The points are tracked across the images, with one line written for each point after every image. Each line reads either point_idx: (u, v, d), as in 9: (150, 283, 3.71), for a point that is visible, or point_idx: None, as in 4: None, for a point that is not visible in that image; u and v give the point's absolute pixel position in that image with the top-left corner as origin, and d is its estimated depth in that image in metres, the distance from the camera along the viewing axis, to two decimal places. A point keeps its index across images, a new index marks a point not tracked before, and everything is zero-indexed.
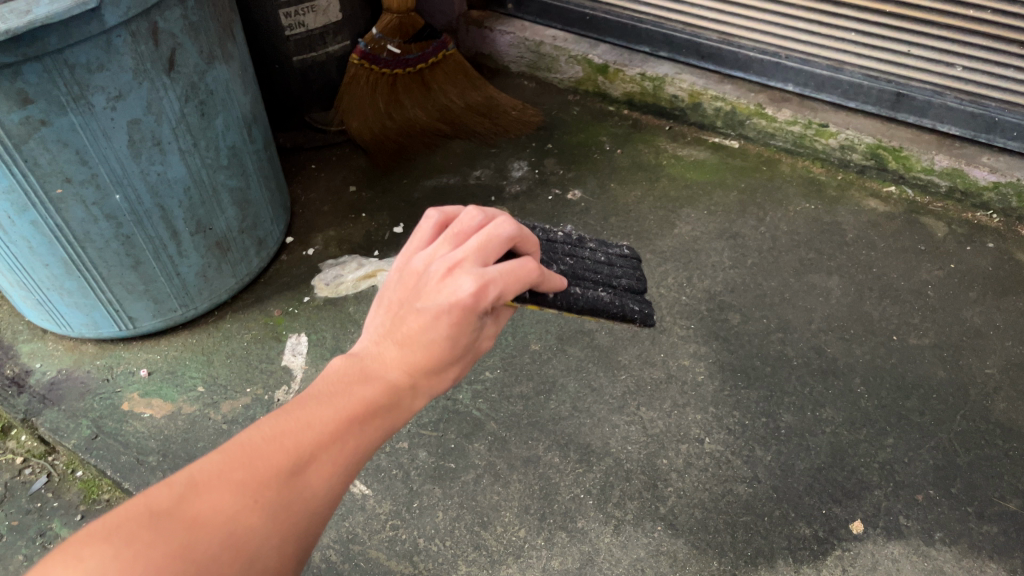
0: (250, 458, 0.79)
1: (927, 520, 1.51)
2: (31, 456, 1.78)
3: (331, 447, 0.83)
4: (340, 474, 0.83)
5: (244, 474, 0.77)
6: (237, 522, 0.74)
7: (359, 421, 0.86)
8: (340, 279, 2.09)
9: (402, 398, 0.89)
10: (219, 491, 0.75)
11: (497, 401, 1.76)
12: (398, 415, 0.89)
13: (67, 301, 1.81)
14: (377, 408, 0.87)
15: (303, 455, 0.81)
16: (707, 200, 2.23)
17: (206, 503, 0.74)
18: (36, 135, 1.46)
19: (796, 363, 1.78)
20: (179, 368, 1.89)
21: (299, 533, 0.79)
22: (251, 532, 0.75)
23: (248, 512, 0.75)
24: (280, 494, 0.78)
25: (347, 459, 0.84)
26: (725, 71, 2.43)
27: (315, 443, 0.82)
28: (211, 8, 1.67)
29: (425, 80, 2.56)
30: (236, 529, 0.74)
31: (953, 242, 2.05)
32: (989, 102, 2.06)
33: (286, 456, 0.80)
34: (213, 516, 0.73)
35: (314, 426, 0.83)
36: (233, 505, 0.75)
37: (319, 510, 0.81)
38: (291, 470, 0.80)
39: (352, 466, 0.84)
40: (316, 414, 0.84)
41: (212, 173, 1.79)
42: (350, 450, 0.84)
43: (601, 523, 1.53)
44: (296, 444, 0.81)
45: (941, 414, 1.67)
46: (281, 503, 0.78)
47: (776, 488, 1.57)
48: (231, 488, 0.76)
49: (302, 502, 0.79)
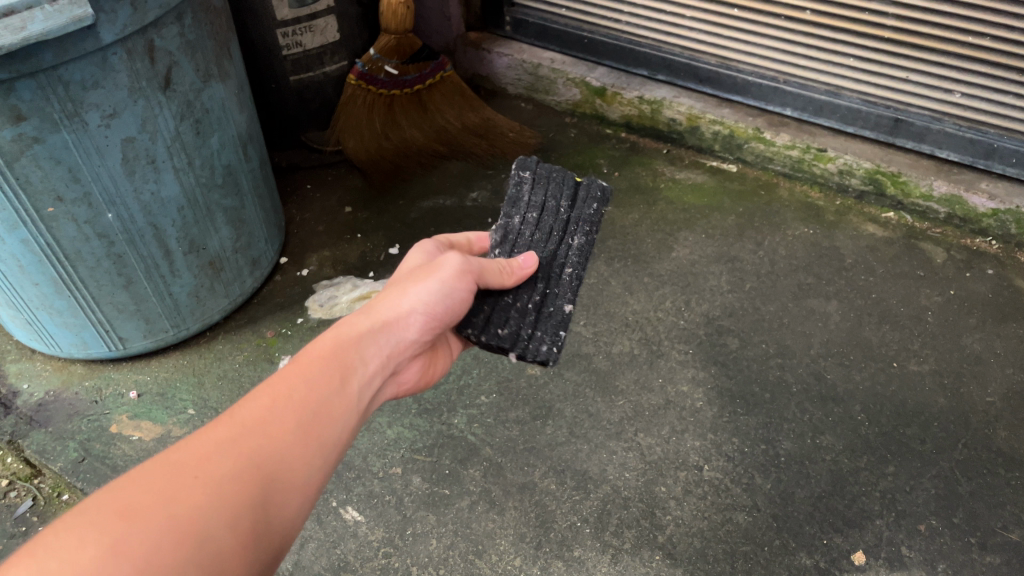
0: (189, 444, 0.78)
1: (929, 551, 1.49)
2: (16, 478, 1.71)
3: (277, 406, 0.85)
4: (294, 435, 0.85)
5: (184, 454, 0.77)
6: (181, 502, 0.73)
7: (304, 374, 0.91)
8: (335, 301, 2.06)
9: (350, 329, 1.02)
10: (155, 478, 0.73)
11: (492, 426, 1.73)
12: (351, 340, 1.00)
13: (56, 321, 1.78)
14: (324, 352, 0.96)
15: (248, 425, 0.82)
16: (704, 223, 2.22)
17: (141, 491, 0.72)
18: (27, 153, 1.44)
19: (795, 390, 1.76)
20: (168, 390, 1.86)
21: (255, 503, 0.78)
22: (199, 512, 0.73)
23: (190, 493, 0.74)
24: (227, 468, 0.77)
25: (295, 422, 0.86)
26: (723, 96, 2.43)
27: (259, 414, 0.84)
28: (208, 26, 1.66)
29: (422, 101, 2.51)
30: (180, 515, 0.72)
31: (951, 269, 2.04)
32: (988, 128, 2.05)
33: (229, 430, 0.81)
34: (149, 502, 0.71)
35: (256, 397, 0.86)
36: (172, 486, 0.73)
37: (278, 476, 0.81)
38: (234, 442, 0.80)
39: (305, 423, 0.86)
40: (262, 387, 0.88)
41: (207, 193, 1.77)
42: (300, 408, 0.87)
43: (599, 553, 1.50)
44: (249, 416, 0.83)
45: (942, 443, 1.65)
46: (228, 477, 0.77)
47: (776, 517, 1.54)
48: (169, 474, 0.74)
49: (251, 471, 0.79)
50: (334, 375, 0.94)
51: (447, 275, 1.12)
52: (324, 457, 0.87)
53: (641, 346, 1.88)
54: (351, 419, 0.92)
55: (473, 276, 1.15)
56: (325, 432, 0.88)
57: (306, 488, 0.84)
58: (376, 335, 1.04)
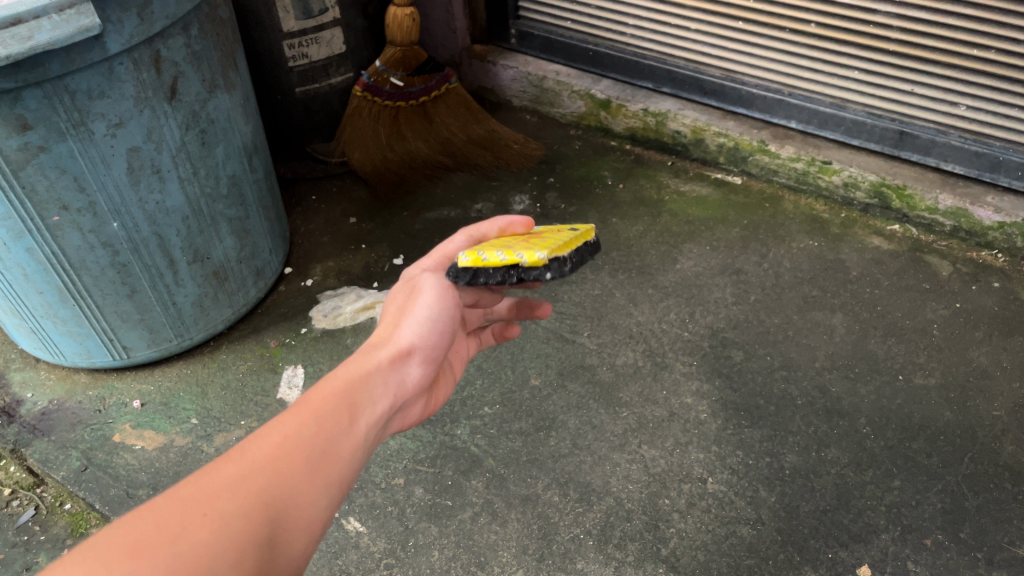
0: (199, 480, 0.76)
1: (935, 566, 1.47)
2: (18, 487, 1.71)
3: (288, 444, 0.83)
4: (303, 473, 0.82)
5: (194, 491, 0.74)
6: (190, 541, 0.70)
7: (311, 413, 0.88)
8: (338, 311, 2.05)
9: (357, 367, 0.99)
10: (163, 514, 0.71)
11: (495, 437, 1.72)
12: (356, 378, 0.97)
13: (60, 330, 1.78)
14: (333, 391, 0.93)
15: (259, 462, 0.80)
16: (709, 235, 2.21)
17: (150, 526, 0.70)
18: (34, 162, 1.45)
19: (799, 404, 1.75)
20: (172, 400, 1.86)
21: (261, 542, 0.76)
22: (207, 549, 0.71)
23: (198, 531, 0.71)
24: (235, 507, 0.75)
25: (304, 460, 0.83)
26: (728, 108, 2.43)
27: (268, 451, 0.81)
28: (215, 37, 1.67)
29: (427, 113, 2.53)
30: (188, 552, 0.69)
31: (957, 282, 2.03)
32: (993, 141, 2.05)
33: (239, 467, 0.79)
34: (160, 540, 0.69)
35: (267, 434, 0.83)
36: (181, 524, 0.71)
37: (284, 516, 0.79)
38: (244, 478, 0.78)
39: (313, 464, 0.83)
40: (273, 423, 0.85)
41: (211, 203, 1.78)
42: (307, 449, 0.84)
43: (601, 565, 1.49)
44: (259, 454, 0.81)
45: (948, 457, 1.64)
46: (237, 515, 0.75)
47: (780, 530, 1.53)
48: (178, 510, 0.72)
49: (258, 510, 0.77)
50: (341, 413, 0.91)
51: (433, 301, 1.09)
52: (331, 498, 0.84)
53: (645, 358, 1.88)
54: (359, 460, 0.89)
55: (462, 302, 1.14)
56: (332, 472, 0.85)
57: (311, 531, 0.81)
58: (382, 371, 1.00)
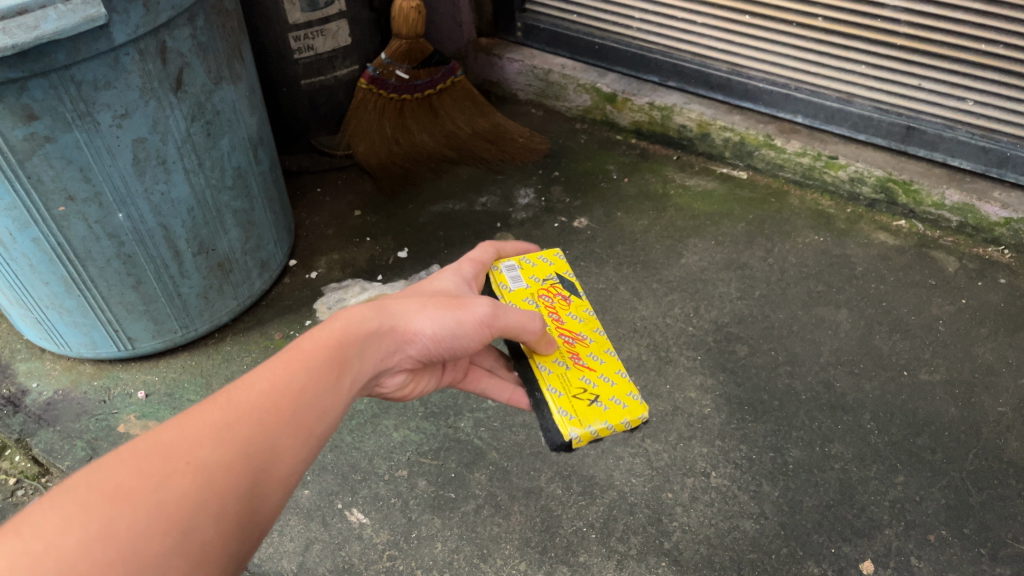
0: (181, 426, 0.77)
1: (939, 562, 1.47)
2: (23, 476, 1.72)
3: (274, 393, 0.84)
4: (286, 425, 0.83)
5: (175, 438, 0.75)
6: (171, 488, 0.70)
7: (304, 364, 0.89)
8: (342, 304, 2.05)
9: (361, 323, 1.00)
10: (142, 460, 0.71)
11: (499, 430, 1.72)
12: (356, 334, 0.98)
13: (65, 320, 1.78)
14: (329, 341, 0.94)
15: (244, 410, 0.81)
16: (714, 230, 2.21)
17: (129, 471, 0.70)
18: (39, 152, 1.45)
19: (804, 398, 1.75)
20: (176, 391, 1.86)
21: (243, 491, 0.75)
22: (188, 494, 0.71)
23: (179, 477, 0.72)
24: (216, 455, 0.75)
25: (287, 411, 0.84)
26: (734, 102, 2.43)
27: (253, 400, 0.82)
28: (221, 29, 1.67)
29: (432, 105, 2.52)
30: (166, 497, 0.69)
31: (963, 278, 2.02)
32: (1001, 136, 2.04)
33: (222, 415, 0.79)
34: (139, 486, 0.69)
35: (254, 380, 0.84)
36: (161, 470, 0.71)
37: (267, 466, 0.79)
38: (226, 426, 0.78)
39: (297, 416, 0.84)
40: (260, 369, 0.86)
41: (216, 194, 1.78)
42: (293, 400, 0.85)
43: (604, 558, 1.49)
44: (244, 402, 0.82)
45: (953, 453, 1.63)
46: (219, 463, 0.75)
47: (784, 525, 1.53)
48: (158, 457, 0.72)
49: (240, 459, 0.77)
50: (333, 367, 0.92)
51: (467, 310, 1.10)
52: (310, 449, 0.85)
53: (649, 352, 1.87)
54: (340, 416, 0.90)
55: (492, 325, 1.14)
56: (316, 424, 0.86)
57: (290, 480, 0.82)
58: (380, 338, 1.02)
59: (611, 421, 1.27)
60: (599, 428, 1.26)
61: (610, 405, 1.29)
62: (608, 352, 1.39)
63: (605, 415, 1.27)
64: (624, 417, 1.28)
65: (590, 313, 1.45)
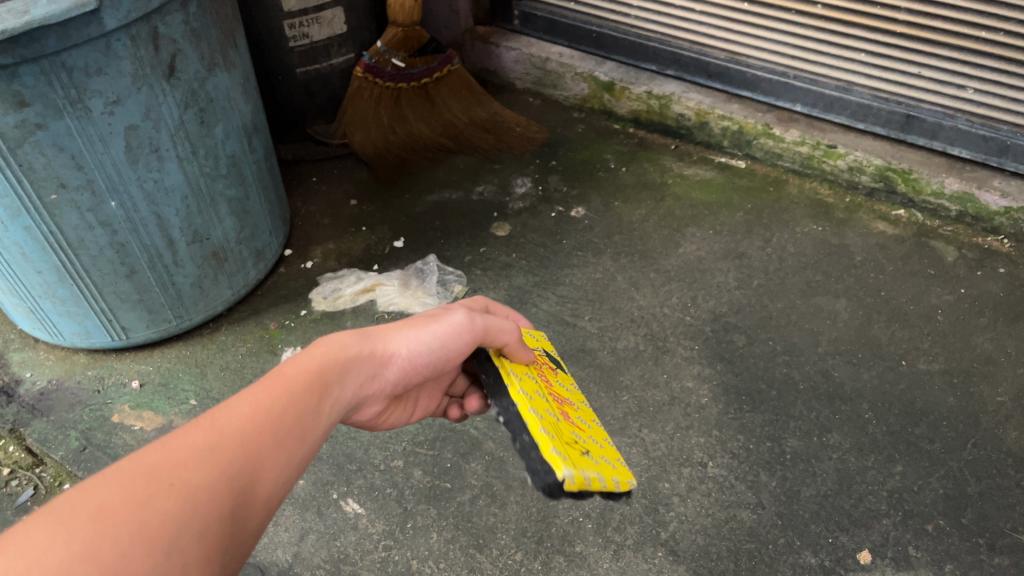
0: (164, 444, 0.72)
1: (937, 551, 1.46)
2: (17, 467, 1.71)
3: (257, 417, 0.80)
4: (268, 448, 0.79)
5: (159, 457, 0.70)
6: (155, 510, 0.66)
7: (285, 388, 0.85)
8: (338, 293, 2.04)
9: (340, 346, 0.96)
10: (127, 478, 0.67)
11: (495, 420, 1.72)
12: (334, 357, 0.94)
13: (59, 310, 1.77)
14: (310, 365, 0.90)
15: (227, 432, 0.77)
16: (713, 219, 2.20)
17: (114, 489, 0.65)
18: (31, 139, 1.43)
19: (801, 388, 1.74)
20: (171, 381, 1.85)
21: (226, 513, 0.71)
22: (173, 516, 0.67)
23: (164, 499, 0.67)
24: (200, 477, 0.71)
25: (270, 436, 0.80)
26: (733, 91, 2.41)
27: (236, 422, 0.78)
28: (214, 14, 1.66)
29: (429, 94, 2.52)
30: (152, 518, 0.65)
31: (963, 267, 2.01)
32: (1001, 125, 2.03)
33: (206, 436, 0.75)
34: (124, 505, 0.65)
35: (237, 403, 0.80)
36: (145, 490, 0.67)
37: (249, 490, 0.75)
38: (210, 448, 0.74)
39: (279, 441, 0.80)
40: (243, 391, 0.82)
41: (211, 183, 1.77)
42: (275, 423, 0.81)
43: (600, 549, 1.48)
44: (226, 425, 0.78)
45: (951, 442, 1.63)
46: (203, 486, 0.71)
47: (781, 515, 1.52)
48: (143, 476, 0.68)
49: (224, 481, 0.73)
50: (314, 392, 0.88)
51: (444, 328, 1.04)
52: (290, 476, 0.81)
53: (646, 342, 1.86)
54: (320, 441, 0.86)
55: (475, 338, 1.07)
56: (297, 449, 0.82)
57: (272, 504, 0.78)
58: (358, 361, 0.96)
59: (608, 475, 0.98)
60: (597, 476, 0.95)
61: (602, 463, 1.01)
62: (596, 425, 1.14)
63: (599, 466, 0.99)
64: (619, 479, 1.00)
65: (573, 387, 1.22)
